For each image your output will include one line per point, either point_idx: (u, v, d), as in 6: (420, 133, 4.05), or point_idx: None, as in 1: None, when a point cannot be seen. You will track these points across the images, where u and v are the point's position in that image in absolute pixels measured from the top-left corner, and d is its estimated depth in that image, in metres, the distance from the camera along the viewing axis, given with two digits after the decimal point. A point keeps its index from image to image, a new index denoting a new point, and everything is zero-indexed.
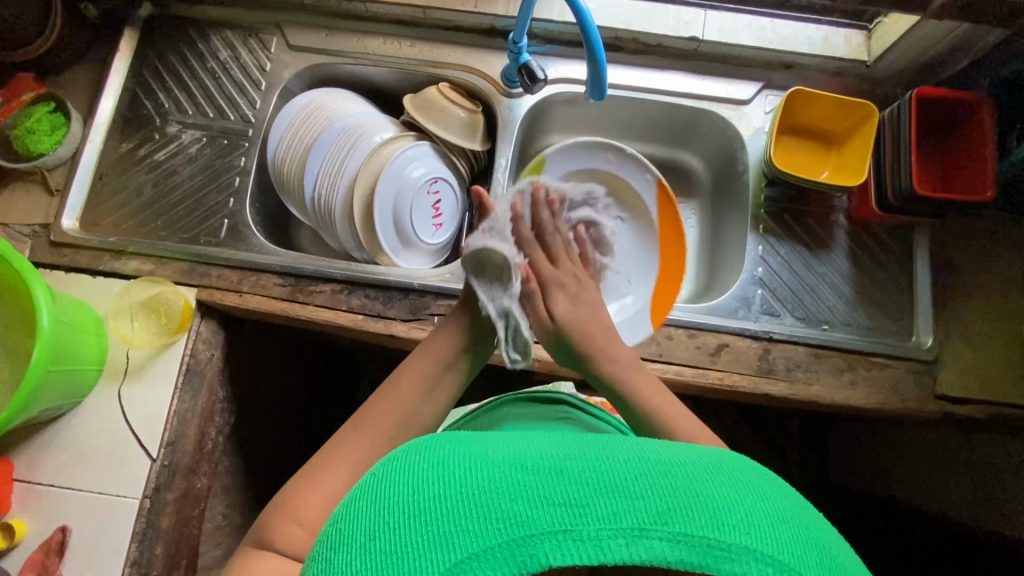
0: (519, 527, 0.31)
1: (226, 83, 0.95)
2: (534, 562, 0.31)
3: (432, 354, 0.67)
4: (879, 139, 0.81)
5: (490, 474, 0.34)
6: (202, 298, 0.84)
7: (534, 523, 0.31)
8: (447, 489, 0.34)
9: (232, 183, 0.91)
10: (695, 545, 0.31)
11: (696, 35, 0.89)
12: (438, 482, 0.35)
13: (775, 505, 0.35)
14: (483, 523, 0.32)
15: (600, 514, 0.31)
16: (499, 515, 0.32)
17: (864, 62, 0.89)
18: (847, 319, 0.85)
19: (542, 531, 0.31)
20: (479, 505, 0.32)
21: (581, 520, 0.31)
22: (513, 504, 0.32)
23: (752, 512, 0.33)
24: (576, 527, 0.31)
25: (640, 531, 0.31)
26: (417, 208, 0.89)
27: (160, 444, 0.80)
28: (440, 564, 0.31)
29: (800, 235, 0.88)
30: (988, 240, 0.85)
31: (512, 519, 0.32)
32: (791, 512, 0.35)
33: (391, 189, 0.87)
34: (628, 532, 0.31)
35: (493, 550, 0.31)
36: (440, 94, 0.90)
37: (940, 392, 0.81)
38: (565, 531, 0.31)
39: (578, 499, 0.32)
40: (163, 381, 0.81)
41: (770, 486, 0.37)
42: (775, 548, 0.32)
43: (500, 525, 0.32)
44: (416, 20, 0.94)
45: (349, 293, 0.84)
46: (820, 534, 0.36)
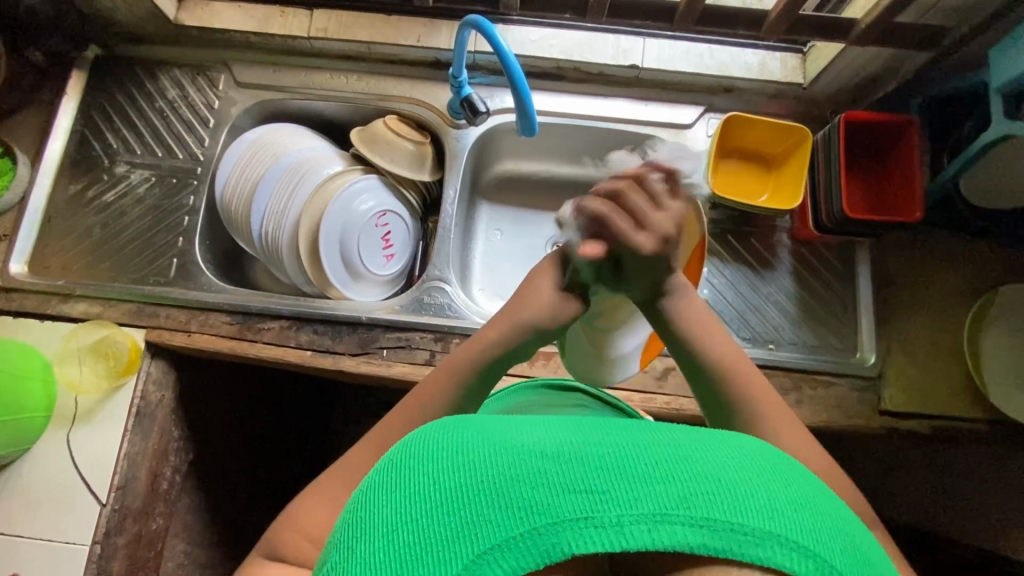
0: (539, 515, 0.29)
1: (175, 122, 0.95)
2: (555, 552, 0.29)
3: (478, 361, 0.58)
4: (813, 163, 0.83)
5: (508, 458, 0.31)
6: (150, 339, 0.84)
7: (554, 511, 0.29)
8: (462, 475, 0.31)
9: (181, 223, 0.91)
10: (719, 529, 0.28)
11: (635, 63, 0.91)
12: (455, 467, 0.32)
13: (805, 493, 0.32)
14: (502, 511, 0.29)
15: (622, 499, 0.29)
16: (517, 504, 0.29)
17: (800, 84, 0.90)
18: (793, 338, 0.86)
19: (563, 519, 0.29)
20: (497, 492, 0.30)
21: (603, 507, 0.29)
22: (530, 491, 0.30)
23: (775, 495, 0.30)
24: (598, 513, 0.29)
25: (662, 515, 0.28)
26: (370, 236, 0.89)
27: (109, 489, 0.79)
28: (459, 558, 0.29)
29: (744, 257, 0.89)
30: (926, 255, 0.86)
31: (533, 507, 0.29)
32: (820, 498, 0.32)
33: (342, 220, 0.88)
34: (649, 518, 0.28)
35: (513, 540, 0.29)
36: (385, 128, 0.91)
37: (884, 408, 0.82)
38: (585, 518, 0.29)
39: (600, 486, 0.29)
40: (113, 424, 0.81)
41: (799, 472, 0.33)
42: (806, 536, 0.29)
43: (521, 514, 0.29)
44: (362, 54, 0.95)
45: (298, 329, 0.84)
46: (849, 520, 0.33)
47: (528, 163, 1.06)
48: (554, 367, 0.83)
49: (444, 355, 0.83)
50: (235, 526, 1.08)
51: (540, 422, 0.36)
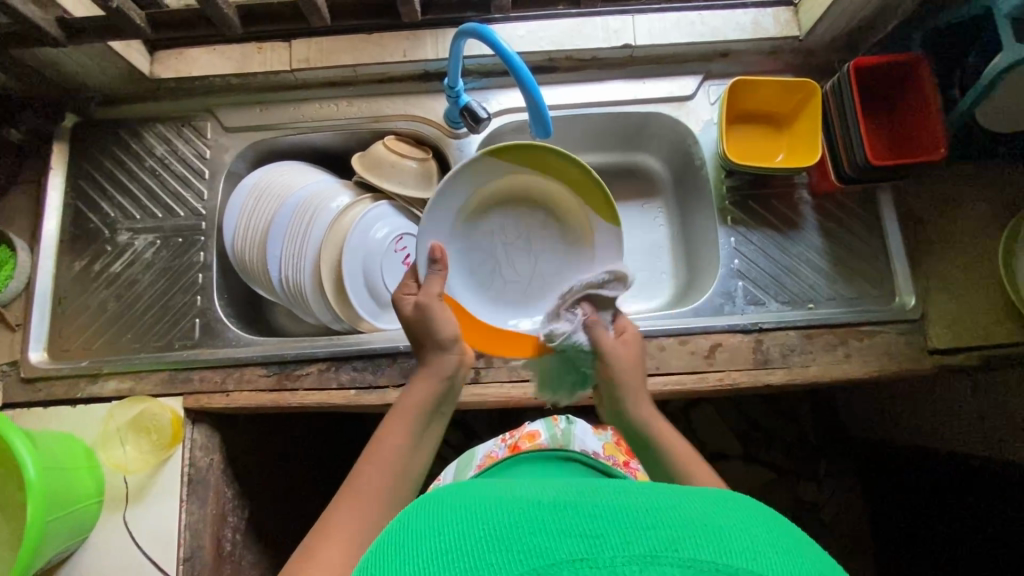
0: (535, 559, 0.30)
1: (168, 179, 0.92)
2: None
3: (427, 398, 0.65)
4: (826, 113, 0.82)
5: (506, 511, 0.34)
6: (189, 405, 0.82)
7: (551, 554, 0.30)
8: (460, 527, 0.34)
9: (197, 280, 0.89)
10: (710, 571, 0.28)
11: (629, 42, 0.89)
12: (444, 526, 0.34)
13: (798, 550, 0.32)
14: (500, 556, 0.31)
15: (615, 541, 0.30)
16: (511, 551, 0.31)
17: (797, 37, 0.89)
18: (831, 294, 0.85)
19: (558, 562, 0.29)
20: (493, 542, 0.32)
21: (598, 549, 0.29)
22: (525, 538, 0.31)
23: (767, 545, 0.31)
24: (593, 554, 0.29)
25: (653, 558, 0.29)
26: (387, 264, 0.87)
27: (177, 563, 0.78)
28: None
29: (769, 220, 0.88)
30: (948, 188, 0.86)
31: (526, 551, 0.30)
32: (819, 561, 0.32)
33: (358, 253, 0.85)
34: (641, 558, 0.29)
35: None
36: (386, 150, 0.88)
37: (933, 347, 0.82)
38: (581, 561, 0.29)
39: (593, 531, 0.30)
40: (168, 497, 0.80)
41: (800, 539, 0.34)
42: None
43: (515, 559, 0.30)
44: (348, 79, 0.93)
45: (337, 369, 0.82)
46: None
47: None
48: None
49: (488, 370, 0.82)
50: None
51: (540, 487, 0.38)
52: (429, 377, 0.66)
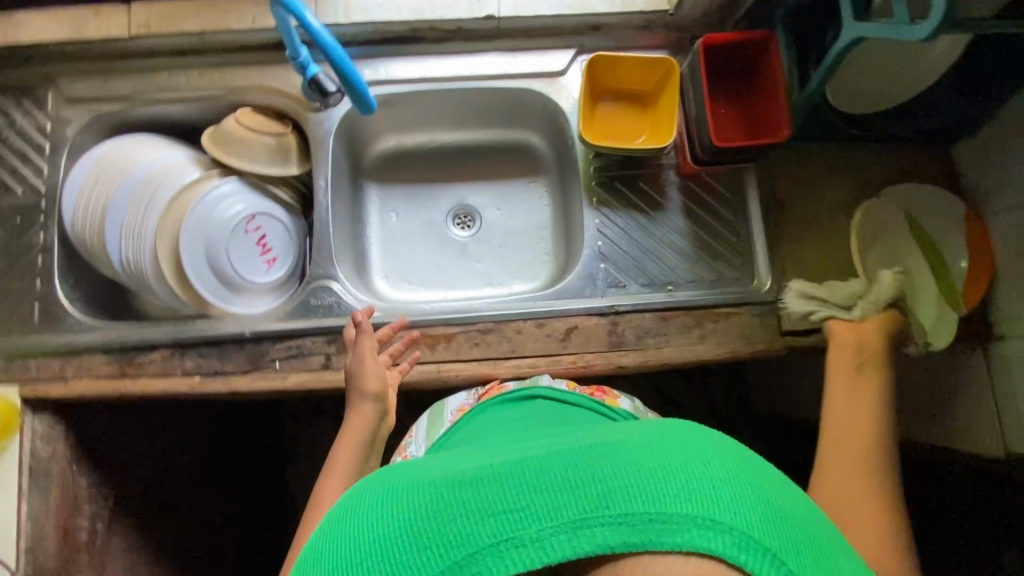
0: (462, 547, 0.34)
1: (5, 154, 0.86)
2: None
3: (361, 429, 0.72)
4: (684, 93, 0.80)
5: (440, 493, 0.38)
6: (25, 394, 0.79)
7: (481, 535, 0.35)
8: (396, 519, 0.37)
9: (36, 263, 0.84)
10: (635, 523, 0.34)
11: (492, 13, 0.85)
12: (385, 518, 0.38)
13: (718, 470, 0.37)
14: (437, 544, 0.35)
15: (541, 514, 0.35)
16: (441, 539, 0.35)
17: (667, 11, 0.86)
18: (691, 276, 0.85)
19: (483, 547, 0.34)
20: (421, 537, 0.36)
21: (525, 524, 0.35)
22: (458, 523, 0.35)
23: (685, 476, 0.36)
24: (519, 531, 0.34)
25: (578, 522, 0.34)
26: (238, 249, 0.83)
27: (16, 553, 0.78)
28: None
29: (635, 201, 0.87)
30: (809, 170, 0.86)
31: (460, 537, 0.35)
32: (737, 469, 0.38)
33: (203, 244, 0.81)
34: (567, 526, 0.34)
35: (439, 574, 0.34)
36: (236, 124, 0.84)
37: (785, 329, 0.82)
38: (509, 538, 0.34)
39: (520, 504, 0.35)
40: (5, 489, 0.78)
41: (718, 449, 0.39)
42: (717, 504, 0.35)
43: (450, 547, 0.35)
44: (199, 47, 0.87)
45: (182, 356, 0.80)
46: (758, 480, 0.38)
47: (409, 136, 1.01)
48: (457, 347, 0.82)
49: (340, 356, 0.80)
50: None
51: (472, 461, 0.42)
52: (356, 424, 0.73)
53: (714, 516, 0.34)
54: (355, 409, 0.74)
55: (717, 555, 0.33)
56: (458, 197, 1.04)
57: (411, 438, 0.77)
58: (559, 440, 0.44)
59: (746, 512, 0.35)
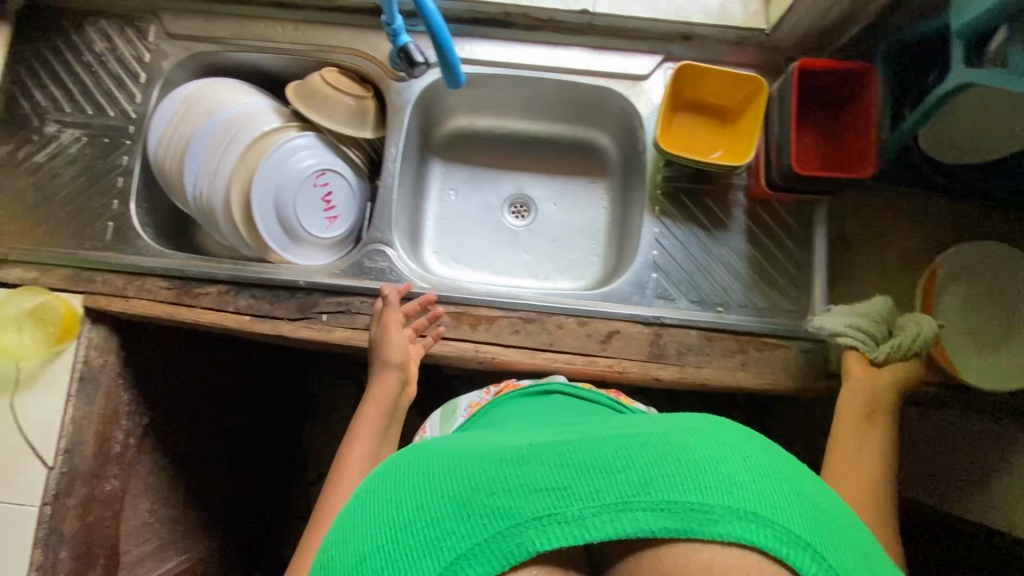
0: (506, 518, 0.36)
1: (104, 77, 0.91)
2: (525, 549, 0.36)
3: (385, 394, 0.75)
4: (769, 115, 0.78)
5: (476, 469, 0.39)
6: (88, 304, 0.83)
7: (521, 511, 0.36)
8: (431, 493, 0.39)
9: (116, 184, 0.88)
10: (677, 511, 0.36)
11: (586, 9, 0.85)
12: (418, 490, 0.39)
13: (756, 461, 0.39)
14: (474, 518, 0.36)
15: (582, 495, 0.37)
16: (486, 509, 0.37)
17: (763, 31, 0.85)
18: (743, 300, 0.84)
19: (527, 519, 0.36)
20: (464, 505, 0.37)
21: (567, 503, 0.36)
22: (496, 498, 0.37)
23: (726, 469, 0.38)
24: (560, 510, 0.36)
25: (622, 505, 0.36)
26: (302, 206, 0.86)
27: (55, 453, 0.81)
28: (440, 562, 0.35)
29: (698, 216, 0.86)
30: (883, 213, 0.83)
31: (499, 512, 0.36)
32: (773, 464, 0.39)
33: (270, 197, 0.84)
34: (611, 508, 0.36)
35: (486, 541, 0.36)
36: (322, 81, 0.86)
37: (831, 371, 0.80)
38: (550, 515, 0.36)
39: (561, 483, 0.37)
40: (55, 389, 0.82)
41: (755, 444, 0.41)
42: (756, 497, 0.37)
43: (488, 520, 0.36)
44: (298, 2, 0.90)
45: (236, 294, 0.83)
46: (794, 475, 0.40)
47: (481, 118, 1.02)
48: (497, 331, 0.82)
49: None
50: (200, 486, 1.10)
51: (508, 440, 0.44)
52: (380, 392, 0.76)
53: (754, 508, 0.36)
54: (380, 380, 0.77)
55: (757, 545, 0.35)
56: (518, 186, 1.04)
57: (422, 431, 0.76)
58: (591, 428, 0.45)
59: (784, 504, 0.37)
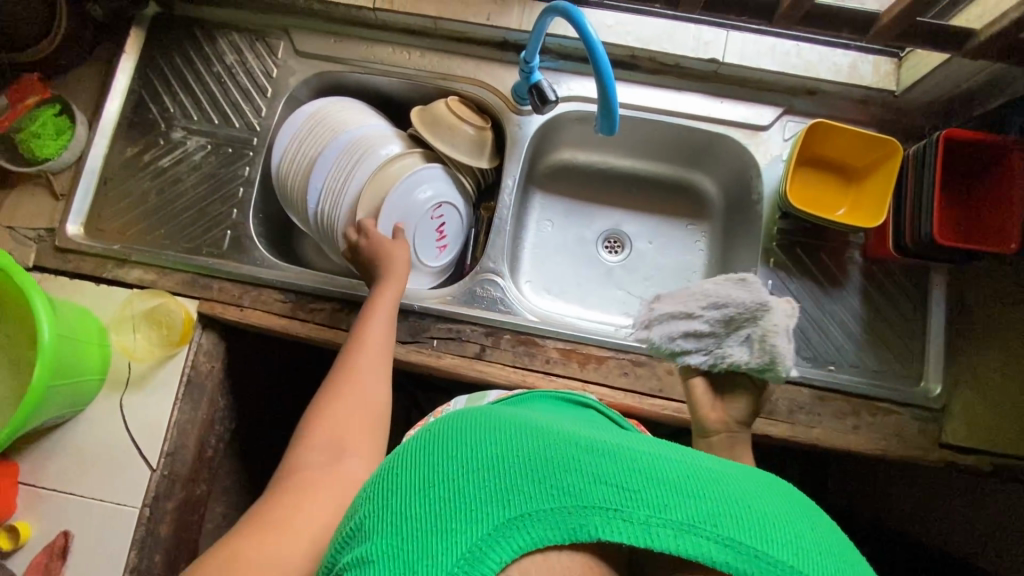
0: (574, 498, 0.35)
1: (232, 89, 0.93)
2: (583, 533, 0.34)
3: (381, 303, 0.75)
4: (902, 178, 0.78)
5: (552, 446, 0.38)
6: (203, 310, 0.84)
7: (588, 498, 0.35)
8: (504, 450, 0.38)
9: (236, 193, 0.90)
10: (742, 551, 0.34)
11: (716, 58, 0.86)
12: (488, 446, 0.39)
13: (829, 542, 0.38)
14: (542, 490, 0.35)
15: (653, 502, 0.35)
16: (555, 483, 0.36)
17: (892, 91, 0.84)
18: (855, 361, 0.83)
19: (595, 505, 0.35)
20: (536, 473, 0.36)
21: (635, 504, 0.35)
22: (568, 478, 0.36)
23: (799, 536, 0.36)
24: (627, 508, 0.35)
25: (689, 526, 0.35)
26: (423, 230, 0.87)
27: (160, 455, 0.81)
28: (494, 517, 0.34)
29: (812, 272, 0.85)
30: (1004, 285, 0.82)
31: (567, 490, 0.35)
32: (839, 551, 0.38)
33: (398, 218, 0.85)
34: (677, 525, 0.35)
35: (547, 513, 0.35)
36: (447, 109, 0.87)
37: (945, 441, 0.79)
38: (617, 511, 0.35)
39: (634, 485, 0.36)
40: (165, 392, 0.82)
41: (823, 523, 0.40)
42: (825, 574, 0.35)
43: (556, 494, 0.35)
44: (427, 29, 0.91)
45: (349, 313, 0.84)
46: (862, 570, 0.38)
47: (585, 153, 1.02)
48: (605, 372, 0.82)
49: (494, 350, 0.82)
50: None
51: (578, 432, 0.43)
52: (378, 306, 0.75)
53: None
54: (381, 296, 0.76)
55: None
56: (614, 222, 1.04)
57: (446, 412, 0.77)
58: (655, 443, 0.44)
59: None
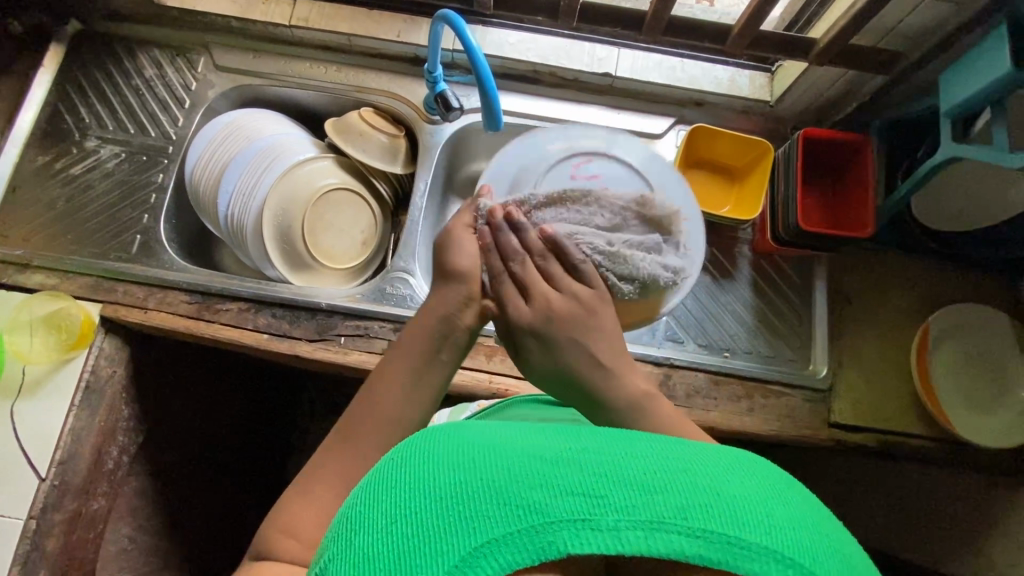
0: (538, 514, 0.31)
1: (149, 100, 0.95)
2: (552, 550, 0.31)
3: (412, 344, 0.58)
4: (774, 176, 0.85)
5: (510, 460, 0.34)
6: (105, 313, 0.83)
7: (551, 511, 0.31)
8: (460, 475, 0.34)
9: (149, 200, 0.91)
10: (714, 541, 0.31)
11: (609, 72, 0.93)
12: (447, 470, 0.34)
13: (793, 510, 0.35)
14: (502, 509, 0.32)
15: (621, 505, 0.32)
16: (517, 500, 0.32)
17: (767, 102, 0.92)
18: (748, 347, 0.87)
19: (561, 519, 0.31)
20: (496, 493, 0.32)
21: (602, 511, 0.31)
22: (528, 492, 0.32)
23: (771, 512, 0.33)
24: (596, 517, 0.31)
25: (658, 524, 0.31)
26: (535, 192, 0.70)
27: (50, 464, 0.78)
28: (456, 550, 0.31)
29: (706, 266, 0.90)
30: (880, 273, 0.89)
31: (530, 506, 0.32)
32: (813, 519, 0.35)
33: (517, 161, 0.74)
34: (646, 524, 0.31)
35: (512, 534, 0.31)
36: (359, 118, 0.91)
37: (833, 420, 0.83)
38: (585, 519, 0.31)
39: (598, 489, 0.32)
40: (59, 397, 0.80)
41: (795, 490, 0.37)
42: (802, 551, 0.32)
43: (519, 512, 0.31)
44: (342, 46, 0.96)
45: (256, 312, 0.84)
46: (839, 540, 0.36)
47: None
48: (511, 363, 0.84)
49: None
50: (186, 514, 1.06)
51: (534, 431, 0.39)
52: (405, 343, 0.59)
53: (793, 557, 0.32)
54: (411, 327, 0.60)
55: None
56: None
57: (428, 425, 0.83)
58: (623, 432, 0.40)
59: (822, 556, 0.33)
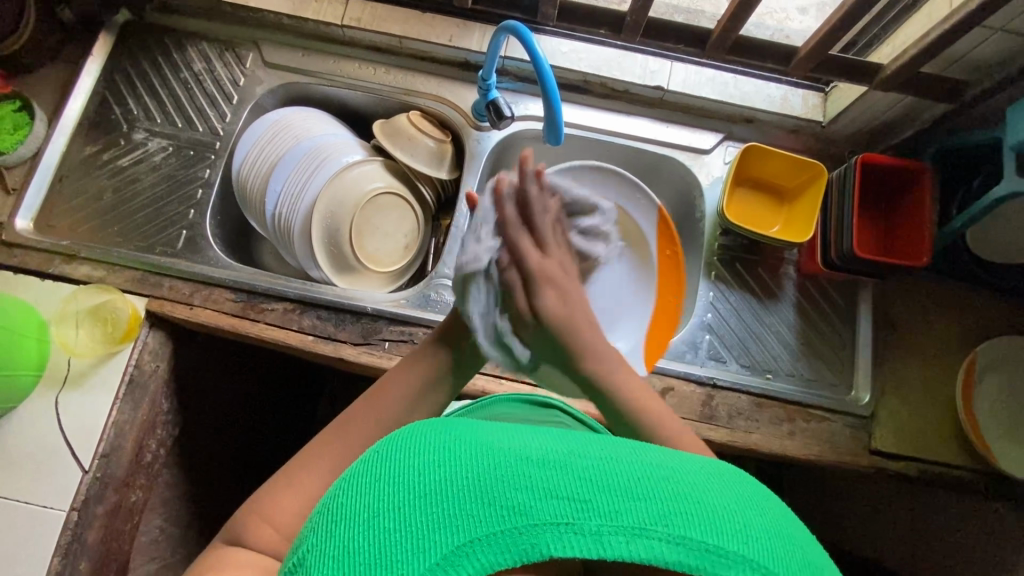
0: (522, 515, 0.31)
1: (197, 94, 0.95)
2: (534, 552, 0.31)
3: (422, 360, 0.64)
4: (827, 200, 0.85)
5: (497, 460, 0.33)
6: (152, 308, 0.83)
7: (535, 514, 0.31)
8: (447, 472, 0.34)
9: (195, 194, 0.91)
10: (693, 550, 0.31)
11: (661, 85, 0.92)
12: (434, 467, 0.34)
13: (772, 522, 0.35)
14: (486, 508, 0.32)
15: (604, 509, 0.31)
16: (500, 500, 0.32)
17: (819, 122, 0.91)
18: (791, 370, 0.87)
19: (544, 521, 0.31)
20: (481, 492, 0.32)
21: (584, 515, 0.31)
22: (512, 492, 0.32)
23: (748, 523, 0.33)
24: (578, 520, 0.31)
25: (640, 530, 0.31)
26: None
27: (93, 456, 0.79)
28: (440, 547, 0.31)
29: (751, 286, 0.90)
30: (924, 300, 0.88)
31: (513, 507, 0.31)
32: (790, 532, 0.35)
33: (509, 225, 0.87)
34: (628, 531, 0.31)
35: (495, 534, 0.31)
36: (408, 122, 0.91)
37: (874, 447, 0.82)
38: (569, 523, 0.31)
39: (580, 493, 0.32)
40: (103, 391, 0.80)
41: (776, 504, 0.37)
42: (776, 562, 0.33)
43: (503, 512, 0.31)
44: (392, 48, 0.96)
45: (301, 313, 0.84)
46: (814, 555, 0.36)
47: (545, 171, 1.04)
48: None
49: None
50: (214, 508, 1.06)
51: (520, 430, 0.38)
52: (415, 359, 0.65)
53: (765, 566, 0.32)
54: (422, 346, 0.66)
55: None
56: None
57: None
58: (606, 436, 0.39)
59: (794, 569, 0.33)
